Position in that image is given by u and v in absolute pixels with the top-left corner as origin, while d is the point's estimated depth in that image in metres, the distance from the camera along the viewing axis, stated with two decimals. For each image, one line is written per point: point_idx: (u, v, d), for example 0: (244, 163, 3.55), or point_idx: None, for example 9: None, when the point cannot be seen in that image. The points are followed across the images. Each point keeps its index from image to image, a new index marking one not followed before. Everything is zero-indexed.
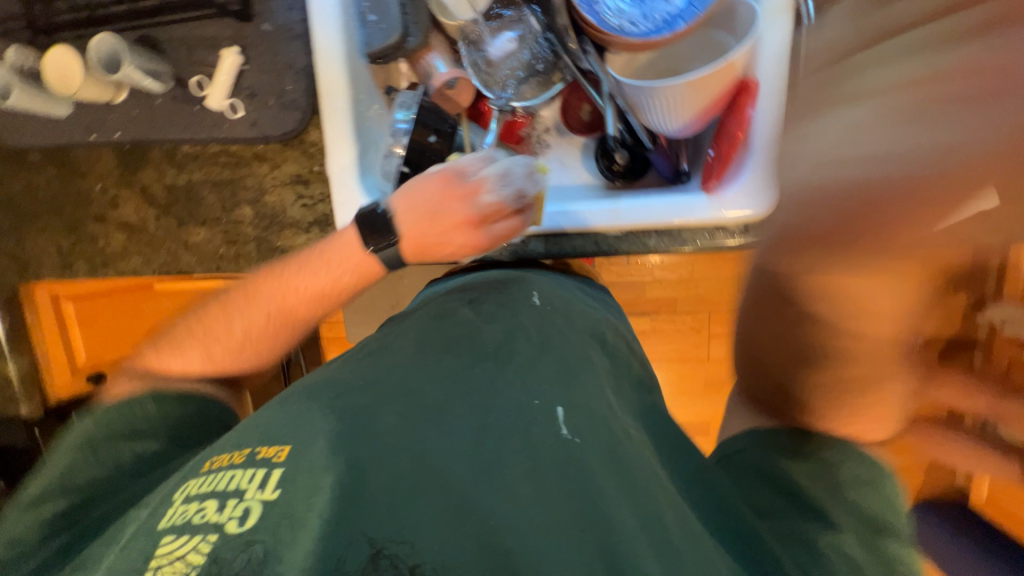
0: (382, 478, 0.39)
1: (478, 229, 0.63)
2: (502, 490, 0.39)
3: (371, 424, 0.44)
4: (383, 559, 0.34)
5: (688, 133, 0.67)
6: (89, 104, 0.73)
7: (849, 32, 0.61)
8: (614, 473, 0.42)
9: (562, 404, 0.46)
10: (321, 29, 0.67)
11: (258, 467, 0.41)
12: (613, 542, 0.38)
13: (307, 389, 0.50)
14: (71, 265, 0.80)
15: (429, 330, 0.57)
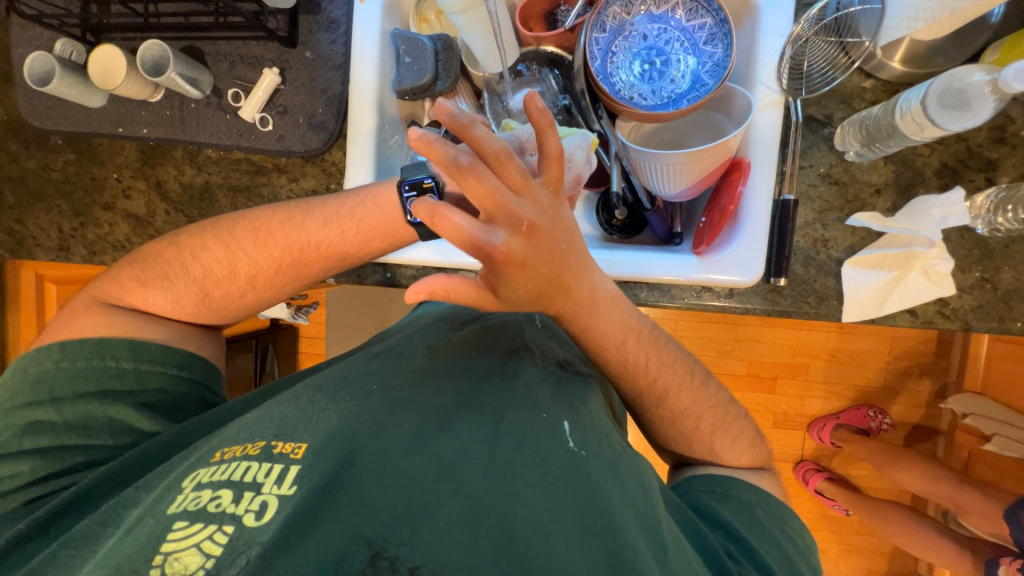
0: (398, 481, 0.44)
1: None
2: (511, 499, 0.43)
3: (384, 430, 0.48)
4: (379, 560, 0.39)
5: (685, 197, 0.73)
6: (123, 100, 0.76)
7: (831, 131, 0.68)
8: (615, 485, 0.47)
9: (565, 420, 0.50)
10: (360, 63, 0.73)
11: (275, 463, 0.45)
12: (606, 548, 0.42)
13: (311, 389, 0.53)
14: (68, 247, 0.80)
15: (443, 338, 0.61)
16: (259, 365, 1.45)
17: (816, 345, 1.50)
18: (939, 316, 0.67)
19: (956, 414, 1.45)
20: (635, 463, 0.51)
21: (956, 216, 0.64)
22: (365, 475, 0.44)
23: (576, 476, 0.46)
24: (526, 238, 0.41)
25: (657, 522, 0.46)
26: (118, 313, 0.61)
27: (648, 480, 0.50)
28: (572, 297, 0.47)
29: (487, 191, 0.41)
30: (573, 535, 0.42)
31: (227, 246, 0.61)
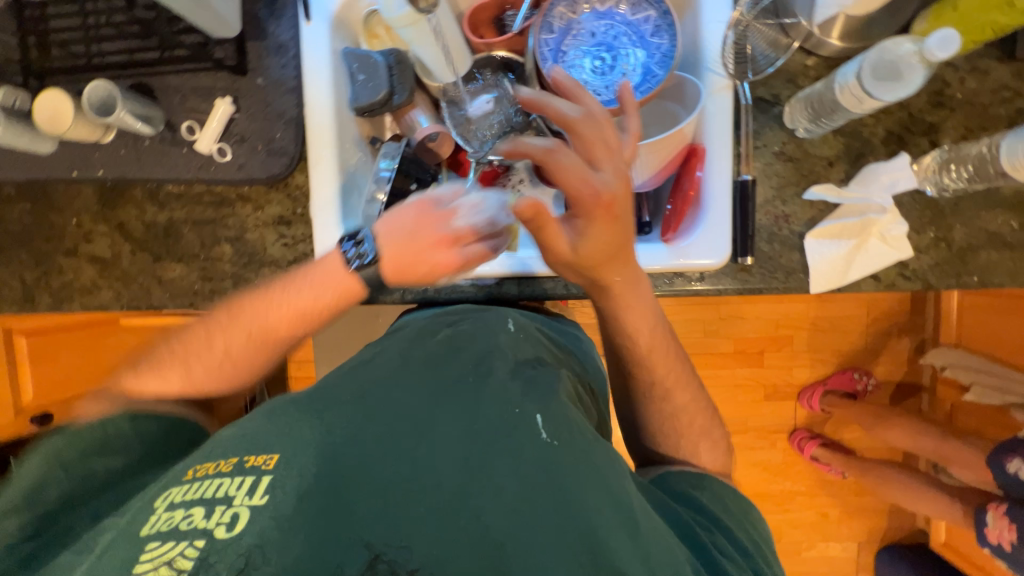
0: (373, 482, 0.44)
1: (454, 250, 0.62)
2: (486, 490, 0.44)
3: (358, 437, 0.47)
4: (378, 562, 0.39)
5: (648, 188, 0.74)
6: (75, 143, 0.75)
7: (780, 110, 0.70)
8: (588, 472, 0.46)
9: (536, 413, 0.49)
10: (313, 84, 0.73)
11: (247, 476, 0.44)
12: (582, 531, 0.42)
13: (283, 406, 0.52)
14: (32, 297, 0.78)
15: (417, 346, 0.61)
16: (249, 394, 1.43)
17: (797, 315, 1.54)
18: (900, 278, 0.69)
19: (936, 368, 1.50)
20: (608, 450, 0.50)
21: (904, 180, 0.66)
22: (337, 482, 0.44)
23: (548, 466, 0.45)
24: (620, 188, 0.53)
25: (629, 505, 0.45)
26: (113, 398, 0.64)
27: (621, 465, 0.50)
28: (622, 273, 0.57)
29: (593, 142, 0.53)
30: (547, 520, 0.42)
31: (204, 330, 0.64)
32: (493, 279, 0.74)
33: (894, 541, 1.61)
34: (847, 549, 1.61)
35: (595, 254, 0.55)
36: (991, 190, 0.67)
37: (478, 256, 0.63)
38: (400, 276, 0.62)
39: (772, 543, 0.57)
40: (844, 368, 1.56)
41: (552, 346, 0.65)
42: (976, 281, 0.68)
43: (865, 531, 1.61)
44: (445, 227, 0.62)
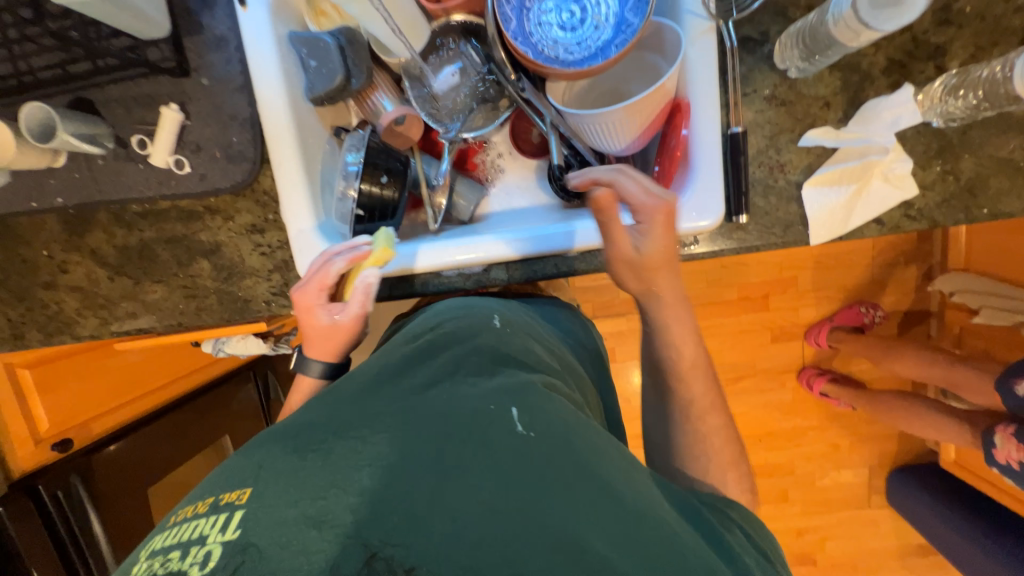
0: (347, 494, 0.38)
1: (303, 293, 0.66)
2: (459, 489, 0.39)
3: (328, 453, 0.42)
4: (376, 561, 0.35)
5: (634, 149, 0.70)
6: (27, 172, 0.71)
7: (770, 49, 0.64)
8: (572, 463, 0.42)
9: (511, 406, 0.45)
10: (261, 76, 0.67)
11: (222, 512, 0.38)
12: (569, 528, 0.38)
13: (264, 438, 0.46)
14: (22, 334, 0.77)
15: (392, 356, 0.57)
16: (264, 392, 1.45)
17: (800, 256, 1.51)
18: (905, 220, 0.65)
19: (944, 294, 1.47)
20: (591, 436, 0.46)
21: (907, 115, 0.62)
22: (307, 504, 0.38)
23: (529, 459, 0.41)
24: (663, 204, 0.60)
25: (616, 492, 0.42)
26: None
27: (608, 450, 0.46)
28: (670, 284, 0.60)
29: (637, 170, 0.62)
30: (527, 516, 0.38)
31: None
32: (480, 266, 0.73)
33: (904, 463, 1.66)
34: (858, 475, 1.66)
35: (656, 257, 0.58)
36: (1002, 114, 0.62)
37: (320, 278, 0.65)
38: (314, 347, 0.69)
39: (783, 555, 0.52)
40: (851, 304, 1.55)
41: (540, 339, 0.63)
42: (986, 214, 0.65)
43: (876, 456, 1.66)
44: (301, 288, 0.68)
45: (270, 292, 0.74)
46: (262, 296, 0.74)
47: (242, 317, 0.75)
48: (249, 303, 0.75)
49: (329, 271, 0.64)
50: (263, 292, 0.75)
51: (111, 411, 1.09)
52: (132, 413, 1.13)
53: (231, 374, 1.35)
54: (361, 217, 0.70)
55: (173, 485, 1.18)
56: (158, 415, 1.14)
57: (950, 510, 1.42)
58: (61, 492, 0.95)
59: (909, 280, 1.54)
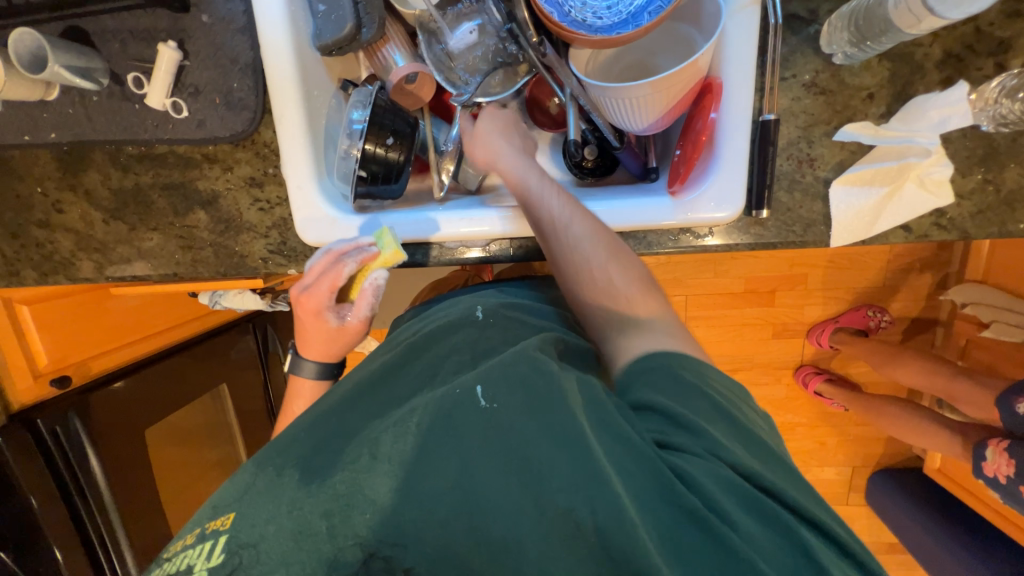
0: (320, 502, 0.44)
1: (304, 292, 0.65)
2: (432, 472, 0.42)
3: (304, 470, 0.48)
4: (375, 560, 0.40)
5: (657, 128, 0.66)
6: (19, 103, 0.67)
7: (817, 30, 0.59)
8: (533, 425, 0.43)
9: (475, 383, 0.47)
10: (265, 18, 0.63)
11: (208, 541, 0.45)
12: (535, 491, 0.40)
13: (261, 455, 0.52)
14: (17, 272, 0.76)
15: (372, 365, 0.62)
16: (262, 344, 1.46)
17: (813, 254, 1.47)
18: (935, 228, 0.62)
19: (955, 304, 1.44)
20: (557, 381, 0.46)
21: (958, 116, 0.57)
22: (286, 517, 0.44)
23: (494, 436, 0.43)
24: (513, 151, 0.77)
25: (578, 435, 0.42)
26: None
27: (569, 392, 0.45)
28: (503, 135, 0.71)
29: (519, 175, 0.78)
30: (495, 493, 0.41)
31: None
32: (484, 240, 0.71)
33: (887, 466, 1.68)
34: (841, 473, 1.69)
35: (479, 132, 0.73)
36: None
37: (329, 279, 0.63)
38: (323, 349, 0.69)
39: (751, 419, 0.49)
40: (859, 306, 1.52)
41: (528, 321, 0.63)
42: (1022, 228, 0.61)
43: (862, 458, 1.67)
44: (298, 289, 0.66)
45: (267, 250, 0.72)
46: (259, 253, 0.72)
47: (238, 272, 0.74)
48: (245, 259, 0.73)
49: (341, 273, 0.63)
50: (260, 249, 0.73)
51: (109, 353, 1.10)
52: (131, 355, 1.14)
53: (229, 325, 1.37)
54: (363, 179, 0.67)
55: (171, 427, 1.21)
56: (155, 360, 1.16)
57: (928, 516, 1.44)
58: (59, 428, 0.96)
59: (923, 287, 1.51)
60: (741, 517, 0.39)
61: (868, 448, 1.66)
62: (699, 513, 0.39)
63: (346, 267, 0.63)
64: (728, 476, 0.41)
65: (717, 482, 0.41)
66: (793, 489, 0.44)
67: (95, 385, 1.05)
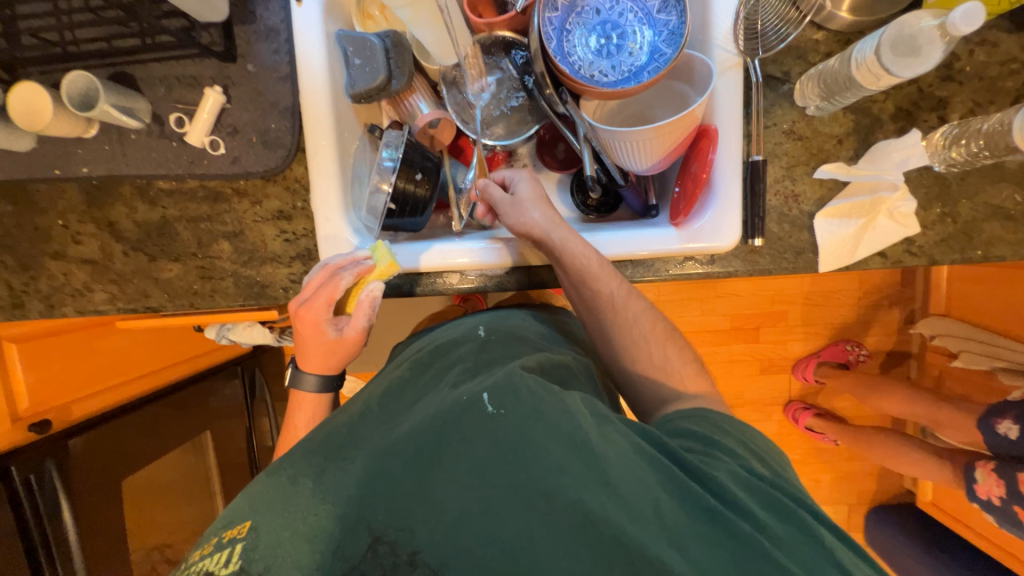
0: (336, 505, 0.43)
1: (301, 303, 0.67)
2: (440, 476, 0.43)
3: (318, 475, 0.46)
4: (380, 544, 0.40)
5: (658, 169, 0.73)
6: (56, 139, 0.70)
7: (790, 87, 0.69)
8: (541, 431, 0.44)
9: (482, 392, 0.47)
10: (306, 70, 0.69)
11: (225, 549, 0.42)
12: (547, 494, 0.41)
13: (276, 462, 0.50)
14: (22, 304, 0.75)
15: (379, 385, 0.61)
16: (250, 391, 1.40)
17: (791, 291, 1.57)
18: (906, 254, 0.70)
19: (925, 337, 1.54)
20: (564, 399, 0.47)
21: (916, 156, 0.65)
22: (298, 524, 0.43)
23: (498, 444, 0.43)
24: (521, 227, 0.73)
25: (588, 443, 0.44)
26: None
27: (568, 404, 0.47)
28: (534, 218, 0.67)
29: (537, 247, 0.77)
30: (503, 499, 0.41)
31: None
32: (503, 269, 0.75)
33: (882, 501, 1.69)
34: (839, 512, 1.69)
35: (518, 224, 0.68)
36: (998, 164, 0.67)
37: (328, 293, 0.65)
38: (321, 365, 0.70)
39: (775, 451, 0.55)
40: (837, 341, 1.60)
41: (525, 339, 0.66)
42: (980, 255, 0.69)
43: (857, 495, 1.69)
44: (296, 302, 0.68)
45: (290, 279, 0.74)
46: (282, 282, 0.74)
47: (257, 302, 0.75)
48: (266, 288, 0.74)
49: (337, 286, 0.65)
50: (282, 278, 0.75)
51: (94, 395, 1.03)
52: (114, 399, 1.06)
53: (218, 369, 1.32)
54: (392, 211, 0.72)
55: (148, 482, 1.11)
56: (141, 404, 1.08)
57: (929, 552, 1.44)
58: (34, 476, 0.88)
59: (892, 322, 1.61)
60: (764, 516, 0.44)
61: (861, 483, 1.68)
62: (717, 509, 0.43)
63: (346, 279, 0.65)
64: (754, 484, 0.46)
65: (743, 489, 0.45)
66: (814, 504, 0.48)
67: (79, 428, 0.97)
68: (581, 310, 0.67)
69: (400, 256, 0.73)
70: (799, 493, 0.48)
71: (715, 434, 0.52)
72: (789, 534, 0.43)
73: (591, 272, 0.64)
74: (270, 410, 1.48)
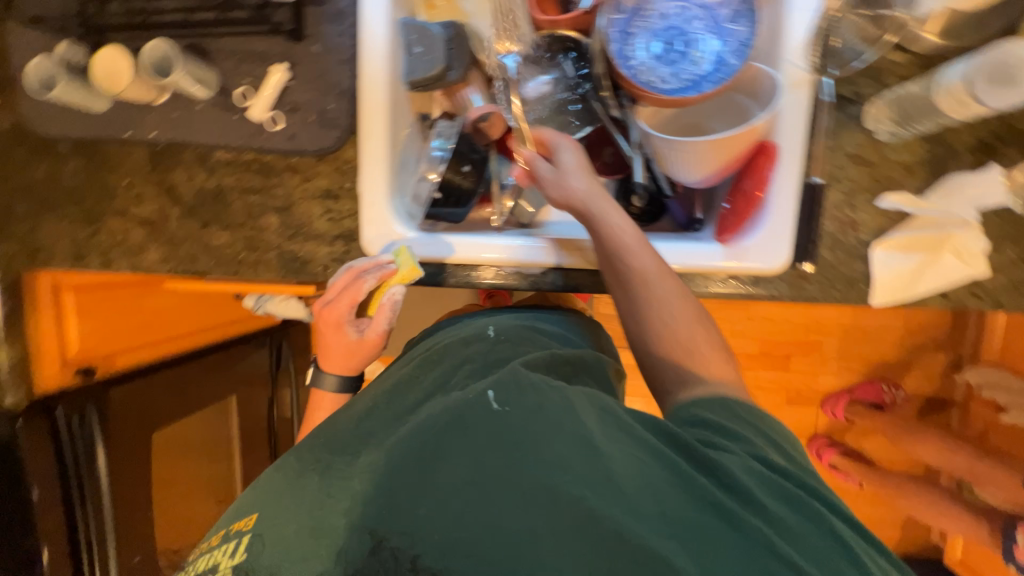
0: (340, 502, 0.45)
1: (325, 305, 0.71)
2: (442, 468, 0.42)
3: (324, 472, 0.49)
4: (383, 546, 0.40)
5: (707, 184, 0.71)
6: (130, 104, 0.74)
7: (861, 109, 0.66)
8: (545, 426, 0.43)
9: (487, 388, 0.47)
10: (368, 54, 0.70)
11: (232, 540, 0.47)
12: (551, 488, 0.39)
13: (288, 458, 0.55)
14: (83, 255, 0.80)
15: (391, 380, 0.62)
16: (275, 361, 1.46)
17: (828, 322, 1.50)
18: (970, 296, 0.66)
19: (971, 386, 1.45)
20: (566, 394, 0.47)
21: (992, 194, 0.62)
22: (304, 517, 0.45)
23: (501, 437, 0.42)
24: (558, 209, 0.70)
25: (591, 439, 0.42)
26: None
27: (571, 403, 0.46)
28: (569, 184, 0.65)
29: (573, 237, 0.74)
30: (503, 491, 0.40)
31: None
32: (539, 269, 0.74)
33: (904, 553, 1.60)
34: None
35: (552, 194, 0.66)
36: None
37: (350, 295, 0.69)
38: (345, 363, 0.74)
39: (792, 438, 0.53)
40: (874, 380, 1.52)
41: (536, 339, 0.65)
42: None
43: None
44: (320, 304, 0.72)
45: (330, 258, 0.76)
46: (322, 259, 0.75)
47: (297, 276, 0.77)
48: (307, 264, 0.76)
49: (360, 289, 0.68)
50: (323, 256, 0.77)
51: (136, 349, 1.08)
52: (152, 354, 1.11)
53: (248, 337, 1.37)
54: (438, 200, 0.76)
55: (176, 440, 1.14)
56: (175, 362, 1.14)
57: None
58: (75, 418, 0.93)
59: (936, 367, 1.51)
60: (774, 507, 0.42)
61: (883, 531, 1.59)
62: (723, 504, 0.41)
63: (367, 282, 0.68)
64: (757, 472, 0.44)
65: (756, 484, 0.43)
66: (826, 492, 0.47)
67: (121, 379, 1.03)
68: (610, 289, 0.63)
69: (420, 249, 0.72)
70: (815, 485, 0.47)
71: (725, 419, 0.50)
72: (810, 539, 0.41)
73: (624, 243, 0.61)
74: (292, 382, 1.53)
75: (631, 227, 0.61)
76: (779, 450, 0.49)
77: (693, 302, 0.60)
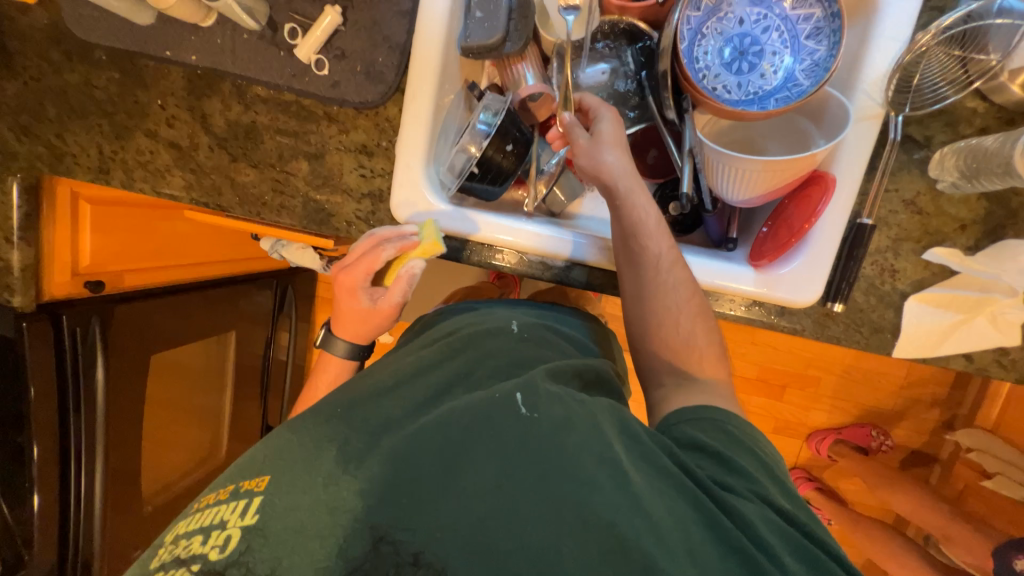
0: (356, 483, 0.43)
1: (341, 269, 0.68)
2: (468, 469, 0.42)
3: (342, 445, 0.47)
4: (383, 544, 0.40)
5: (751, 204, 0.69)
6: (174, 22, 0.71)
7: (926, 155, 0.63)
8: (573, 443, 0.43)
9: (516, 392, 0.47)
10: (428, 13, 0.68)
11: (242, 499, 0.45)
12: (579, 507, 0.40)
13: (300, 421, 0.53)
14: (107, 169, 0.78)
15: (408, 360, 0.61)
16: (278, 304, 1.49)
17: (832, 360, 1.49)
18: (994, 365, 0.65)
19: (960, 446, 1.44)
20: (591, 411, 0.47)
21: None
22: (320, 492, 0.43)
23: (530, 447, 0.43)
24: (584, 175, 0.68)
25: (618, 461, 0.43)
26: None
27: (598, 422, 0.46)
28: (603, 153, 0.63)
29: None
30: (530, 503, 0.40)
31: None
32: (563, 262, 0.73)
33: None
34: None
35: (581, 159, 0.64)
36: None
37: (368, 261, 0.66)
38: (355, 333, 0.71)
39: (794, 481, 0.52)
40: (863, 423, 1.52)
41: (560, 345, 0.64)
42: None
43: None
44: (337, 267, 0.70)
45: (355, 215, 0.75)
46: (347, 215, 0.74)
47: (319, 228, 0.76)
48: (331, 218, 0.75)
49: (379, 257, 0.66)
50: (348, 212, 0.75)
51: (145, 270, 1.08)
52: (158, 279, 1.10)
53: (255, 278, 1.38)
54: (474, 174, 0.71)
55: (175, 365, 1.14)
56: (176, 291, 1.12)
57: None
58: (79, 329, 0.91)
59: (930, 423, 1.51)
60: (788, 559, 0.41)
61: None
62: (745, 549, 0.41)
63: (386, 251, 0.66)
64: (778, 522, 0.44)
65: (773, 530, 0.43)
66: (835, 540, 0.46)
67: (127, 298, 1.02)
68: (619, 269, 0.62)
69: (446, 223, 0.71)
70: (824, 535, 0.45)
71: (740, 455, 0.49)
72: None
73: (645, 227, 0.59)
74: (291, 327, 1.54)
75: (657, 215, 0.60)
76: (787, 493, 0.48)
77: (700, 302, 0.60)
